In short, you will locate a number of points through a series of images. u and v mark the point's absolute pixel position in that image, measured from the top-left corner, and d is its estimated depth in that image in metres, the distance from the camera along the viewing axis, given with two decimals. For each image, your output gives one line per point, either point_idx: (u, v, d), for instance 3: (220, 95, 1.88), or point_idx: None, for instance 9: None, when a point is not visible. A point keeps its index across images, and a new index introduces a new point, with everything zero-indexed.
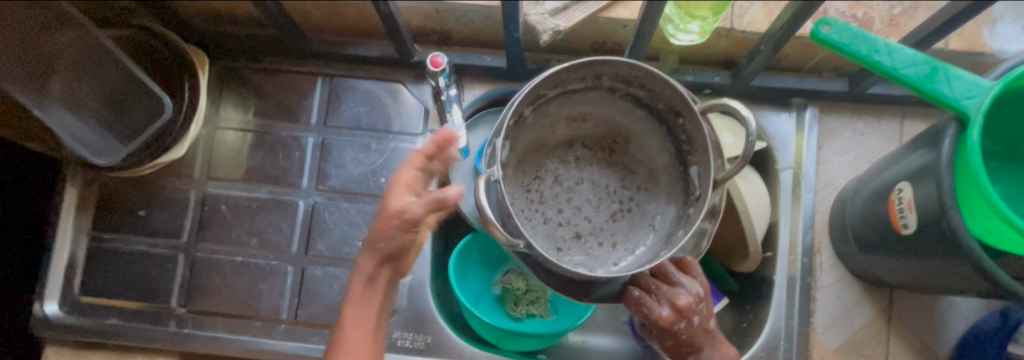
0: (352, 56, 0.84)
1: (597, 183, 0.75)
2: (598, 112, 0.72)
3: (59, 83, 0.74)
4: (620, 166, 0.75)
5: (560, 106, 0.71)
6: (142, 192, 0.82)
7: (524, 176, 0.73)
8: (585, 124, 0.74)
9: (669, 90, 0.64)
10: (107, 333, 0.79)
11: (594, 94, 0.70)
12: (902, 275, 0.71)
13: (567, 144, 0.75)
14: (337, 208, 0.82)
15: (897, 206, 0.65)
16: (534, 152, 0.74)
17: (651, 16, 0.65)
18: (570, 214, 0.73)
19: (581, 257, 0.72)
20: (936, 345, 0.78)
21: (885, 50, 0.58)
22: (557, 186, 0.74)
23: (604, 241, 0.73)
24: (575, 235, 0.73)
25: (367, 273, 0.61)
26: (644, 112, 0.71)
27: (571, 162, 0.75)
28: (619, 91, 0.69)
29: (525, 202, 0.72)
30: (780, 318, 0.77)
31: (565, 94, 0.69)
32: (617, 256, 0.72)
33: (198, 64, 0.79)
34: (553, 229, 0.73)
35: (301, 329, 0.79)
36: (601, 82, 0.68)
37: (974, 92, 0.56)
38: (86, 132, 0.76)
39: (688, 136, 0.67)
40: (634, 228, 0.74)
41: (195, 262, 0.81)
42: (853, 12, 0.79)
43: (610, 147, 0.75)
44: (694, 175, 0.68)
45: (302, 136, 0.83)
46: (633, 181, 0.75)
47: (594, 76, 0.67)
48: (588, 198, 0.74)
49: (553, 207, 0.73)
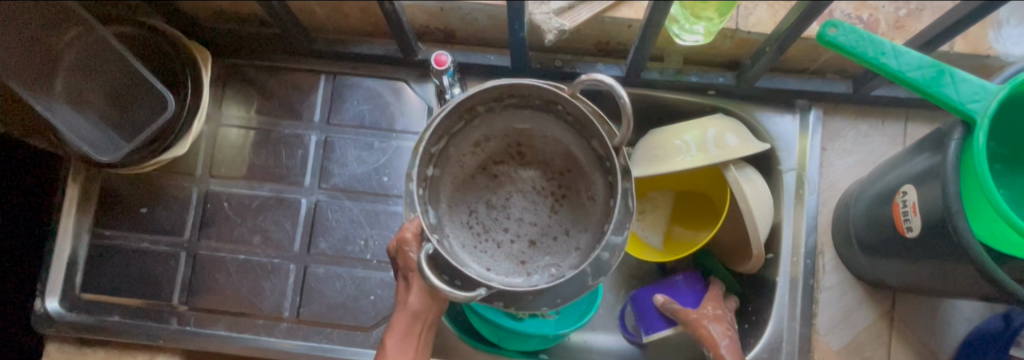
0: (355, 54, 0.83)
1: (527, 188, 0.72)
2: (494, 126, 0.70)
3: (62, 81, 0.75)
4: (537, 164, 0.72)
5: (452, 141, 0.69)
6: (144, 189, 0.82)
7: (459, 217, 0.71)
8: (486, 143, 0.71)
9: (537, 88, 0.62)
10: (108, 330, 0.79)
11: (479, 118, 0.68)
12: (904, 278, 0.71)
13: (481, 171, 0.72)
14: (340, 207, 0.81)
15: (901, 209, 0.65)
16: (468, 191, 0.72)
17: (657, 16, 0.65)
18: (514, 227, 0.71)
19: (546, 259, 0.69)
20: (938, 348, 0.78)
21: (892, 53, 0.58)
22: (494, 208, 0.71)
23: (557, 236, 0.70)
24: (531, 245, 0.70)
25: (412, 312, 0.65)
26: (531, 109, 0.68)
27: (498, 184, 0.72)
28: (497, 108, 0.67)
29: (473, 238, 0.70)
30: (783, 320, 0.77)
31: (450, 136, 0.68)
32: (575, 240, 0.70)
33: (201, 61, 0.79)
34: (508, 246, 0.70)
35: (303, 328, 0.79)
36: (477, 112, 0.67)
37: (981, 95, 0.56)
38: (86, 128, 0.75)
39: (574, 117, 0.65)
40: (578, 210, 0.71)
41: (197, 259, 0.80)
42: (858, 14, 0.79)
43: (521, 154, 0.72)
44: (599, 147, 0.66)
45: (305, 134, 0.83)
46: (555, 172, 0.72)
47: (468, 111, 0.66)
48: (522, 206, 0.71)
49: (497, 227, 0.70)
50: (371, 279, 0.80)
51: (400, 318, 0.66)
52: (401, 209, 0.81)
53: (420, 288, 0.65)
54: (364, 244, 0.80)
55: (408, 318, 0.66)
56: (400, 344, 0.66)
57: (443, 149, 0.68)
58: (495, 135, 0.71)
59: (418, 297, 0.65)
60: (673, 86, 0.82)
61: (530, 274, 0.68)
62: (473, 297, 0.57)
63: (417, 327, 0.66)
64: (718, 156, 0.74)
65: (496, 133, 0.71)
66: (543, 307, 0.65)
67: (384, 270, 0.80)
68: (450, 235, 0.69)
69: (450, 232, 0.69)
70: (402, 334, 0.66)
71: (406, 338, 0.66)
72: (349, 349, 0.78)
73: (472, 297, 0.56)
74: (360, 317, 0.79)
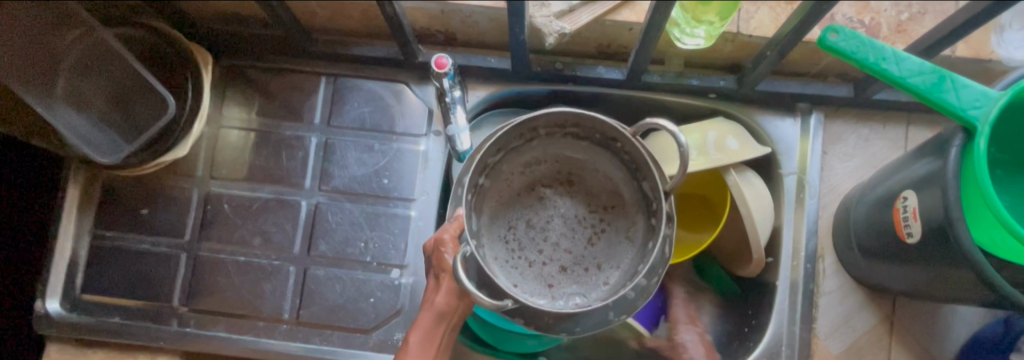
0: (357, 57, 0.83)
1: (569, 215, 0.73)
2: (548, 150, 0.72)
3: (65, 81, 0.74)
4: (582, 194, 0.74)
5: (508, 156, 0.71)
6: (145, 190, 0.82)
7: (499, 230, 0.72)
8: (535, 166, 0.73)
9: (601, 123, 0.65)
10: (109, 332, 0.79)
11: (539, 139, 0.71)
12: (905, 283, 0.70)
13: (527, 190, 0.73)
14: (340, 209, 0.81)
15: (902, 214, 0.65)
16: (509, 207, 0.73)
17: (658, 20, 0.65)
18: (550, 250, 0.72)
19: (575, 286, 0.71)
20: (938, 353, 0.78)
21: (893, 58, 0.58)
22: (533, 228, 0.72)
23: (589, 266, 0.72)
24: (562, 270, 0.71)
25: (437, 311, 0.66)
26: (590, 142, 0.71)
27: (541, 206, 0.73)
28: (558, 134, 0.70)
29: (507, 252, 0.71)
30: (782, 324, 0.77)
31: (507, 150, 0.70)
32: (605, 275, 0.71)
33: (202, 62, 0.79)
34: (540, 267, 0.71)
35: (303, 330, 0.79)
36: (538, 134, 0.70)
37: (982, 101, 0.56)
38: (85, 127, 0.75)
39: (630, 155, 0.67)
40: (614, 245, 0.72)
41: (197, 261, 0.81)
42: (860, 18, 0.79)
43: (568, 183, 0.74)
44: (649, 190, 0.68)
45: (306, 136, 0.83)
46: (598, 204, 0.74)
47: (529, 131, 0.68)
48: (561, 231, 0.73)
49: (534, 247, 0.72)
50: (371, 282, 0.80)
51: (425, 316, 0.66)
52: (401, 211, 0.81)
53: (449, 289, 0.66)
54: (364, 246, 0.81)
55: (434, 318, 0.66)
56: (422, 341, 0.65)
57: (499, 160, 0.70)
58: (547, 160, 0.73)
59: (447, 298, 0.66)
60: (674, 89, 0.81)
61: (555, 298, 0.69)
62: (501, 306, 0.58)
63: (442, 327, 0.66)
64: (718, 160, 0.74)
65: (549, 157, 0.73)
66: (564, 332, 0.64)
67: (383, 272, 0.80)
68: (488, 245, 0.71)
69: (486, 242, 0.70)
70: (425, 333, 0.66)
71: (428, 336, 0.66)
72: (349, 351, 0.78)
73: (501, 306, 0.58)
74: (360, 320, 0.79)
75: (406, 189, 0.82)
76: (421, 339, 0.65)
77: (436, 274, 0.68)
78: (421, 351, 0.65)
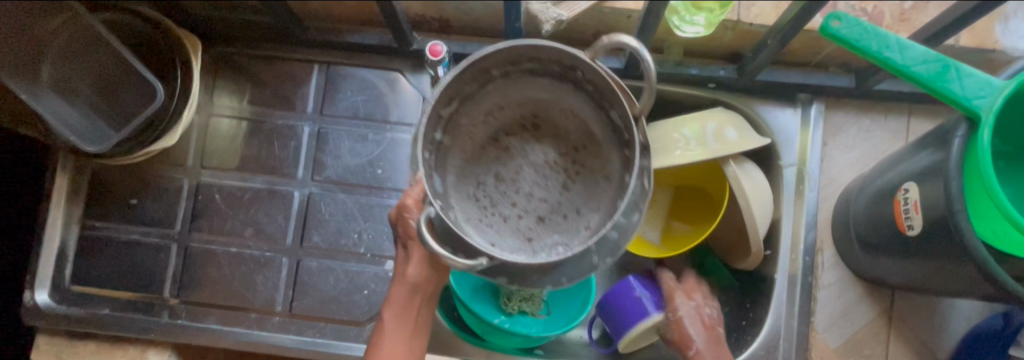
0: (350, 44, 0.81)
1: (539, 162, 0.67)
2: (507, 93, 0.64)
3: (49, 69, 0.72)
4: (550, 137, 0.67)
5: (463, 106, 0.63)
6: (134, 180, 0.81)
7: (465, 188, 0.66)
8: (497, 112, 0.65)
9: (558, 53, 0.57)
10: (98, 324, 0.77)
11: (495, 83, 0.63)
12: (905, 277, 0.70)
13: (491, 141, 0.66)
14: (333, 200, 0.80)
15: (903, 206, 0.64)
16: (476, 162, 0.66)
17: (657, 8, 0.63)
18: (524, 202, 0.66)
19: (555, 237, 0.64)
20: (936, 346, 0.78)
21: (896, 46, 0.57)
22: (503, 182, 0.66)
23: (566, 214, 0.66)
24: (539, 221, 0.65)
25: (411, 284, 0.64)
26: (550, 79, 0.62)
27: (509, 156, 0.66)
28: (515, 72, 0.61)
29: (479, 211, 0.65)
30: (780, 317, 0.76)
31: (461, 100, 0.62)
32: (585, 220, 0.65)
33: (191, 48, 0.77)
34: (515, 222, 0.65)
35: (296, 322, 0.78)
36: (492, 75, 0.61)
37: (986, 91, 0.54)
38: (73, 116, 0.74)
39: (594, 84, 0.59)
40: (590, 188, 0.66)
41: (189, 252, 0.79)
42: (863, 6, 0.77)
43: (535, 127, 0.67)
44: (617, 118, 0.60)
45: (298, 125, 0.82)
46: (569, 146, 0.67)
47: (481, 73, 0.60)
48: (533, 181, 0.66)
49: (505, 202, 0.65)
50: (364, 274, 0.79)
51: (398, 290, 0.64)
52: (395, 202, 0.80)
53: (420, 258, 0.63)
54: (358, 237, 0.79)
55: (407, 291, 0.64)
56: (397, 317, 0.64)
57: (453, 112, 0.63)
58: (509, 106, 0.66)
59: (417, 267, 0.63)
60: (673, 79, 0.80)
61: (536, 252, 0.63)
62: (473, 265, 0.53)
63: (417, 300, 0.65)
64: (718, 151, 0.72)
65: (510, 104, 0.65)
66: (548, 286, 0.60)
67: (377, 264, 0.79)
68: (455, 206, 0.64)
69: (455, 203, 0.64)
70: (397, 310, 0.64)
71: (403, 312, 0.64)
72: (343, 344, 0.76)
73: (474, 265, 0.53)
74: (353, 312, 0.78)
75: (400, 179, 0.80)
76: (396, 315, 0.64)
77: (404, 242, 0.64)
78: (396, 328, 0.64)
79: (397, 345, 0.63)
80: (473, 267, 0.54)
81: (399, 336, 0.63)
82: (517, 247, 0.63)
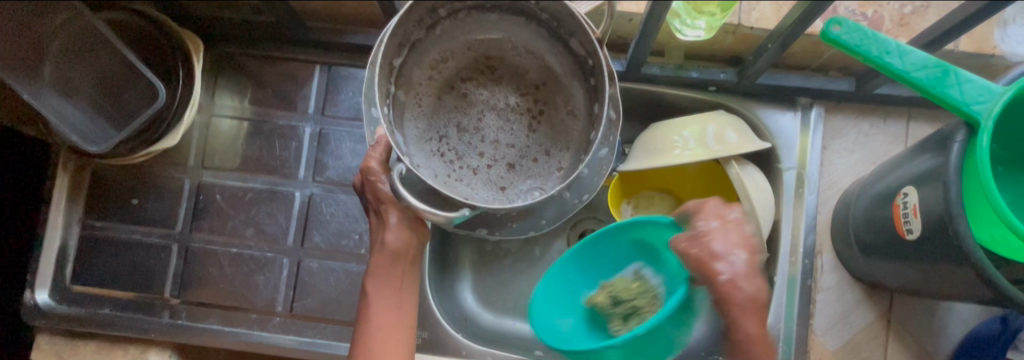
0: (352, 45, 0.81)
1: (501, 106, 0.68)
2: (457, 36, 0.66)
3: (51, 68, 0.73)
4: (509, 79, 0.68)
5: (412, 57, 0.65)
6: (135, 179, 0.81)
7: (428, 144, 0.67)
8: (447, 61, 0.67)
9: None
10: (99, 323, 0.78)
11: (443, 24, 0.64)
12: (903, 280, 0.70)
13: (447, 89, 0.68)
14: (335, 200, 0.80)
15: (903, 211, 0.64)
16: (436, 114, 0.67)
17: (658, 11, 0.64)
18: (490, 151, 0.67)
19: (529, 182, 0.67)
20: (934, 350, 0.78)
21: (897, 51, 0.57)
22: (466, 132, 0.67)
23: (535, 155, 0.67)
24: (510, 168, 0.67)
25: (391, 252, 0.64)
26: (501, 12, 0.64)
27: (467, 105, 0.68)
28: (462, 11, 0.63)
29: (446, 165, 0.67)
30: (780, 321, 0.76)
31: (410, 47, 0.63)
32: (557, 160, 0.67)
33: (194, 50, 0.77)
34: (485, 172, 0.67)
35: (297, 323, 0.78)
36: (440, 16, 0.63)
37: (985, 97, 0.54)
38: (77, 117, 0.74)
39: (552, 15, 0.61)
40: (557, 126, 0.68)
41: (189, 252, 0.80)
42: (863, 11, 0.78)
43: (490, 69, 0.68)
44: (577, 46, 0.63)
45: (300, 126, 0.82)
46: (528, 84, 0.68)
47: (429, 14, 0.61)
48: (496, 125, 0.67)
49: (472, 152, 0.67)
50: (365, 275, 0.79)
51: (380, 258, 0.64)
52: None
53: (398, 223, 0.64)
54: (359, 239, 0.80)
55: (389, 258, 0.64)
56: (383, 296, 0.64)
57: (403, 63, 0.64)
58: (458, 52, 0.67)
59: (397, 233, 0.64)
60: (673, 82, 0.80)
61: (512, 200, 0.66)
62: (455, 220, 0.57)
63: (399, 265, 0.65)
64: (719, 152, 0.72)
65: (460, 48, 0.67)
66: (530, 230, 0.73)
67: None
68: (420, 163, 0.66)
69: (420, 160, 0.66)
70: (386, 281, 0.65)
71: (390, 290, 0.65)
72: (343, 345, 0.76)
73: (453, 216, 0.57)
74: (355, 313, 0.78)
75: None
76: (381, 296, 0.64)
77: (378, 211, 0.64)
78: (382, 303, 0.64)
79: (387, 325, 0.63)
80: (455, 218, 0.58)
81: (392, 316, 0.64)
82: (492, 198, 0.66)
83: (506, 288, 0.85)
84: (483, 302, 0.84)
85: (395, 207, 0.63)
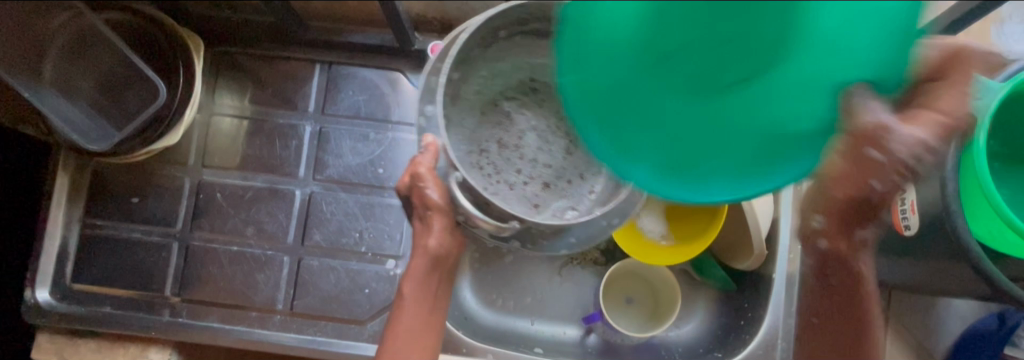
0: (352, 44, 0.82)
1: (542, 126, 0.69)
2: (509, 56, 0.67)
3: (51, 66, 0.73)
4: (553, 100, 0.70)
5: (466, 71, 0.65)
6: (136, 178, 0.81)
7: (469, 156, 0.67)
8: (495, 78, 0.68)
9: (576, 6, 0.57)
10: (98, 321, 0.77)
11: (497, 43, 0.64)
12: (900, 276, 0.71)
13: (490, 105, 0.69)
14: (335, 199, 0.81)
15: (899, 207, 0.65)
16: (478, 128, 0.69)
17: None
18: (527, 168, 0.69)
19: (562, 202, 0.68)
20: (932, 346, 0.79)
21: None
22: (507, 148, 0.69)
23: (571, 178, 0.69)
24: (545, 187, 0.68)
25: (433, 256, 0.64)
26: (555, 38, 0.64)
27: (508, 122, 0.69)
28: (518, 32, 0.63)
29: (484, 179, 0.67)
30: (778, 318, 0.77)
31: (467, 62, 0.64)
32: (590, 183, 0.69)
33: (194, 49, 0.77)
34: (520, 189, 0.68)
35: (297, 321, 0.78)
36: (498, 35, 0.63)
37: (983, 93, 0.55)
38: (78, 116, 0.74)
39: None
40: None
41: (190, 250, 0.80)
42: None
43: (535, 90, 0.70)
44: None
45: (300, 125, 0.82)
46: None
47: (490, 31, 0.61)
48: (537, 145, 0.69)
49: (510, 169, 0.68)
50: (366, 273, 0.79)
51: (419, 261, 0.64)
52: (397, 201, 0.81)
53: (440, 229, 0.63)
54: (359, 237, 0.80)
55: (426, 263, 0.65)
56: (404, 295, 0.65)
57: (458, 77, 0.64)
58: (505, 71, 0.68)
59: None
60: None
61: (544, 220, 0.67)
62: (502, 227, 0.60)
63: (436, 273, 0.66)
64: None
65: (509, 67, 0.68)
66: (560, 249, 0.67)
67: (378, 263, 0.79)
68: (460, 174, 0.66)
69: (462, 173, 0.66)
70: (418, 282, 0.65)
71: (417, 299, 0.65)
72: (344, 343, 0.76)
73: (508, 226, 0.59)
74: (355, 311, 0.78)
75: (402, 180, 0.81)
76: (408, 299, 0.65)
77: (421, 214, 0.63)
78: (413, 309, 0.65)
79: (411, 327, 0.65)
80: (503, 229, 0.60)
81: (416, 318, 0.65)
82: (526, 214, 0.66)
83: (505, 286, 0.85)
84: (483, 301, 0.84)
85: (440, 213, 0.62)
